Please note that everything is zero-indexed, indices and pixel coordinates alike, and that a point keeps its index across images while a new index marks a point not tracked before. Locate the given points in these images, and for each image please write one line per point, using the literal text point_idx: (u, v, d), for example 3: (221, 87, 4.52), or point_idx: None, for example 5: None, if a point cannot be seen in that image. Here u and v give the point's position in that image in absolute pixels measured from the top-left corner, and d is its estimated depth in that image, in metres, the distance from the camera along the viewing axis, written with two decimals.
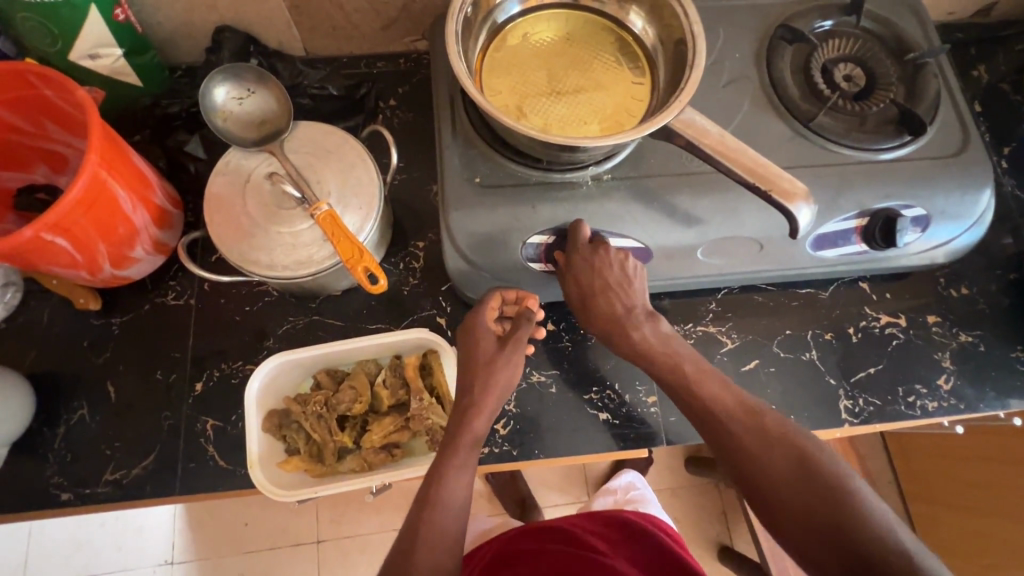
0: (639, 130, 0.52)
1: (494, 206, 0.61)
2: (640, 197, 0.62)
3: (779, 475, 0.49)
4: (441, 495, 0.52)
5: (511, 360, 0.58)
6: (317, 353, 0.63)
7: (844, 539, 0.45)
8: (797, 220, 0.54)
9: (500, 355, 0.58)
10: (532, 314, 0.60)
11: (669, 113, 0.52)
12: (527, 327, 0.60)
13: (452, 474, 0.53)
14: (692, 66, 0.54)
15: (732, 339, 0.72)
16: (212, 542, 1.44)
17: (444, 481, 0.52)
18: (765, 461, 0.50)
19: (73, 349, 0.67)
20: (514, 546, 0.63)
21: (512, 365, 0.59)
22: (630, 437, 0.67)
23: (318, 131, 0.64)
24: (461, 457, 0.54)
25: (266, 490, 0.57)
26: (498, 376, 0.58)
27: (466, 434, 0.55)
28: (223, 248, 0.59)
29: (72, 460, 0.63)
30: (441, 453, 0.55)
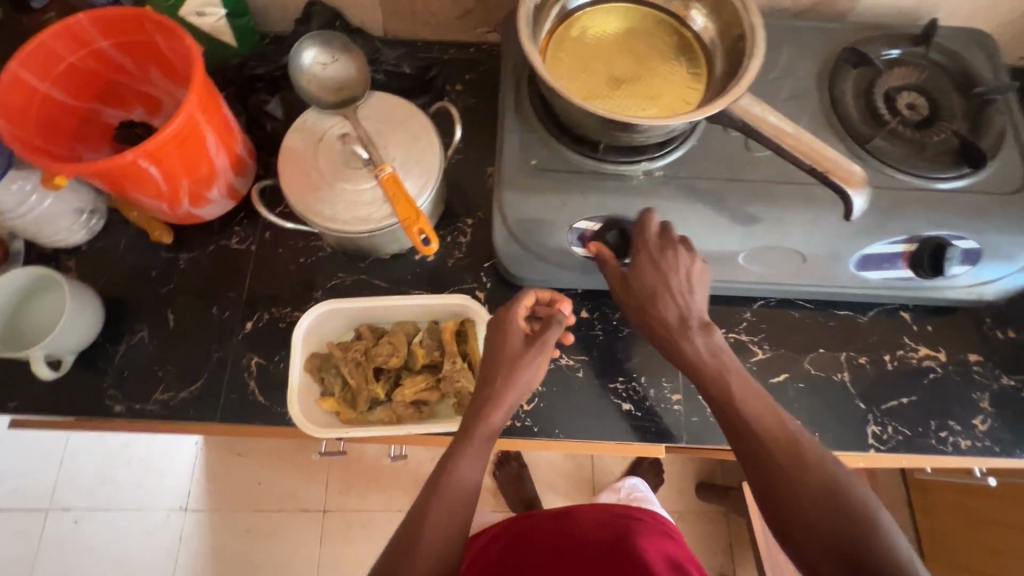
0: (699, 113, 0.54)
1: (547, 188, 0.64)
2: (688, 197, 0.64)
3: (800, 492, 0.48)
4: (452, 481, 0.53)
5: (534, 360, 0.58)
6: (365, 307, 0.67)
7: (862, 561, 0.44)
8: (853, 204, 0.56)
9: (525, 353, 0.58)
10: (562, 318, 0.60)
11: (724, 99, 0.54)
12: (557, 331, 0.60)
13: (466, 461, 0.54)
14: (752, 56, 0.56)
15: (763, 349, 0.71)
16: (225, 495, 1.52)
17: (456, 467, 0.54)
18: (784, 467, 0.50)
19: (142, 277, 0.72)
20: (513, 529, 0.73)
21: (536, 365, 0.58)
22: (651, 431, 0.68)
23: (389, 103, 0.69)
24: (474, 447, 0.55)
25: (301, 424, 0.61)
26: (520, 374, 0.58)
27: (483, 424, 0.56)
28: (291, 198, 0.64)
29: (128, 377, 0.68)
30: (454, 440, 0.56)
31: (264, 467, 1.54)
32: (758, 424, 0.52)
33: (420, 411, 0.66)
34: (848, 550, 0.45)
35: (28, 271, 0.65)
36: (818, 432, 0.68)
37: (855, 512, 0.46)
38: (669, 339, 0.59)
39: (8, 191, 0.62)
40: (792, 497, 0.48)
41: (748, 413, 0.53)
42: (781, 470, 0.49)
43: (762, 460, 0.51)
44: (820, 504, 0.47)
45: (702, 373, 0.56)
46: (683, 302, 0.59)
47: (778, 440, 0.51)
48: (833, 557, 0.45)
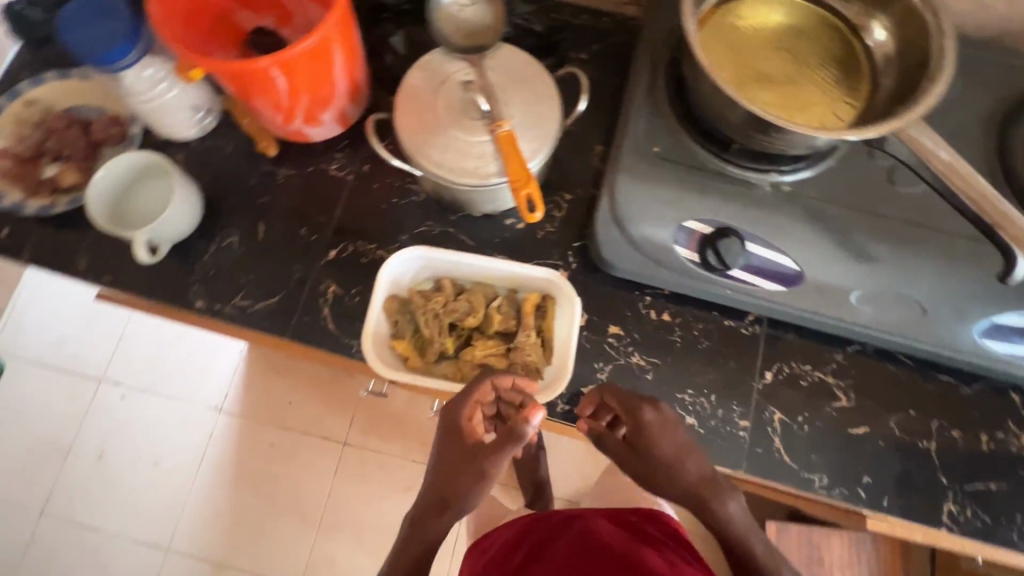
0: (864, 133, 0.49)
1: (665, 180, 0.61)
2: (813, 220, 0.60)
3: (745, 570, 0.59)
4: (466, 503, 0.61)
5: (479, 479, 0.58)
6: (453, 261, 0.67)
7: None
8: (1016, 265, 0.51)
9: (475, 468, 0.59)
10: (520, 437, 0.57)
11: (894, 123, 0.49)
12: (514, 444, 0.58)
13: (479, 487, 0.60)
14: (936, 81, 0.50)
15: (849, 397, 0.66)
16: (258, 407, 1.59)
17: (462, 495, 0.60)
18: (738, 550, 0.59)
19: (241, 183, 0.73)
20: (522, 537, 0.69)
21: (489, 477, 0.59)
22: (712, 451, 0.65)
23: (518, 59, 0.66)
24: (466, 483, 0.60)
25: (374, 361, 0.61)
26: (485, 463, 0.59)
27: (478, 482, 0.59)
28: (403, 136, 0.63)
29: (213, 276, 0.70)
30: (455, 471, 0.60)
31: (297, 389, 1.59)
32: (743, 542, 0.59)
33: (483, 373, 0.67)
34: None
35: (146, 156, 0.66)
36: (887, 496, 0.63)
37: None
38: (665, 470, 0.61)
39: (139, 75, 0.64)
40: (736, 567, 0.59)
41: (717, 511, 0.60)
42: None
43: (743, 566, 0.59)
44: None
45: (689, 493, 0.60)
46: (677, 441, 0.61)
47: (761, 558, 0.59)
48: None
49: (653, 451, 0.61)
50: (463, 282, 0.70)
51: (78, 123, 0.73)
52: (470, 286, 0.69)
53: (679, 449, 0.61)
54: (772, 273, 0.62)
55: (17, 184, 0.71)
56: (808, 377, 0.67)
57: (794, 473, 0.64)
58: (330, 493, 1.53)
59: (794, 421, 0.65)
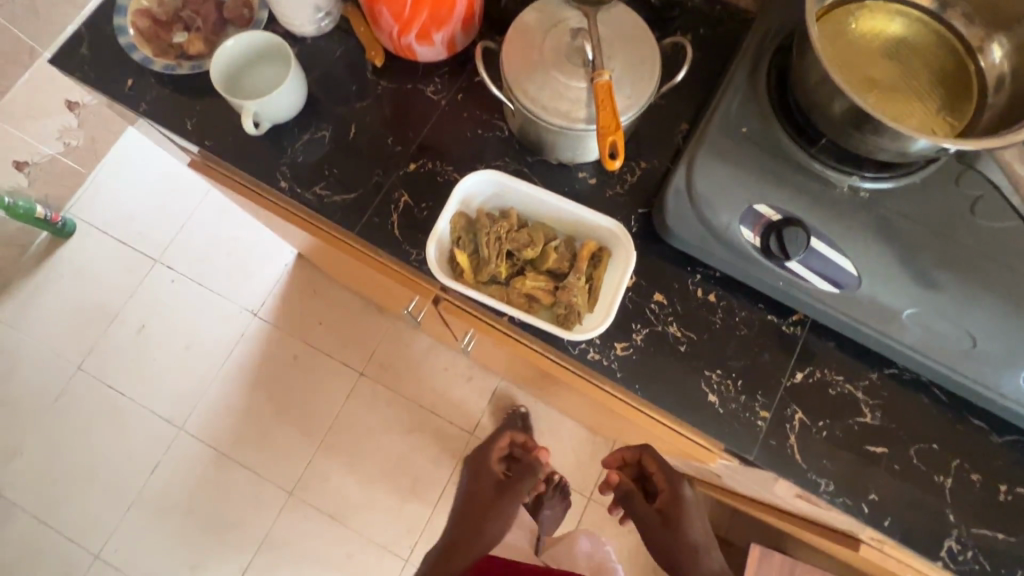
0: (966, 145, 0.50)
1: (745, 161, 0.63)
2: (882, 234, 0.61)
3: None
4: (475, 542, 0.81)
5: (510, 501, 0.87)
6: (525, 194, 0.70)
7: None
8: None
9: (499, 501, 0.87)
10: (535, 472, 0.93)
11: (997, 141, 0.49)
12: (530, 478, 0.92)
13: (496, 524, 0.84)
14: None
15: (873, 416, 0.66)
16: (289, 320, 1.67)
17: (483, 532, 0.82)
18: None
19: (343, 85, 0.78)
20: None
21: (501, 520, 0.84)
22: (726, 433, 0.66)
23: (631, 19, 0.68)
24: (495, 523, 0.83)
25: (433, 265, 0.66)
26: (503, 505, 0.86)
27: (505, 501, 0.87)
28: (507, 67, 0.67)
29: (301, 162, 0.75)
30: (487, 522, 0.83)
31: (329, 312, 1.67)
32: None
33: (527, 305, 0.69)
34: None
35: (268, 38, 0.72)
36: (890, 518, 0.64)
37: None
38: (676, 555, 0.73)
39: None
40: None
41: None
42: None
43: None
44: None
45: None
46: (704, 530, 0.75)
47: None
48: None
49: (682, 527, 0.74)
50: (527, 218, 0.73)
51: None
52: (533, 223, 0.72)
53: (700, 534, 0.75)
54: (830, 271, 0.62)
55: (150, 41, 0.78)
56: (837, 387, 0.67)
57: (802, 472, 0.65)
58: (338, 416, 1.60)
59: (813, 424, 0.66)
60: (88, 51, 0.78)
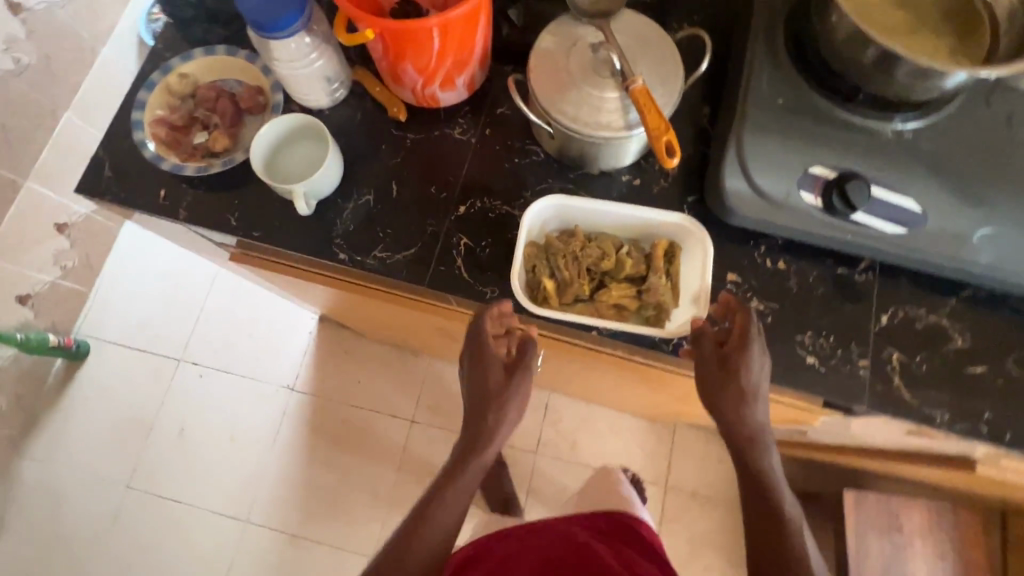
0: (1007, 69, 0.52)
1: (790, 131, 0.66)
2: (933, 169, 0.64)
3: (771, 524, 0.60)
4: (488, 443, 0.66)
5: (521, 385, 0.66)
6: (587, 210, 0.73)
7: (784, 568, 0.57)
8: None
9: (507, 387, 0.66)
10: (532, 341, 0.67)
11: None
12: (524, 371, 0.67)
13: (503, 425, 0.67)
14: None
15: (963, 338, 0.69)
16: (326, 385, 1.65)
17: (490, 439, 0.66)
18: (766, 492, 0.62)
19: (372, 147, 0.79)
20: None
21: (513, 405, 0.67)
22: (834, 389, 0.68)
23: (641, 22, 0.71)
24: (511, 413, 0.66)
25: (523, 300, 0.68)
26: (498, 427, 0.66)
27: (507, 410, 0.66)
28: (539, 93, 0.68)
29: (354, 231, 0.75)
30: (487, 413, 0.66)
31: (365, 368, 1.65)
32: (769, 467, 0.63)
33: (617, 314, 0.72)
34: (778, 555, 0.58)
35: (301, 119, 0.72)
36: (1009, 431, 0.66)
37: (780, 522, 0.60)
38: (736, 390, 0.62)
39: (298, 44, 0.70)
40: (770, 521, 0.60)
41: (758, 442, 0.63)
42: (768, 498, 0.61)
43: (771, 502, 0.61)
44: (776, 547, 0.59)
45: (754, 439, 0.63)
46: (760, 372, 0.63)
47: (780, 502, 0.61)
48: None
49: (740, 368, 0.62)
50: (590, 231, 0.75)
51: (226, 94, 0.79)
52: (598, 235, 0.75)
53: (760, 372, 0.63)
54: (896, 215, 0.65)
55: (174, 149, 0.78)
56: (922, 320, 0.69)
57: (916, 409, 0.67)
58: (400, 467, 1.58)
59: (912, 361, 0.68)
60: (112, 173, 0.78)
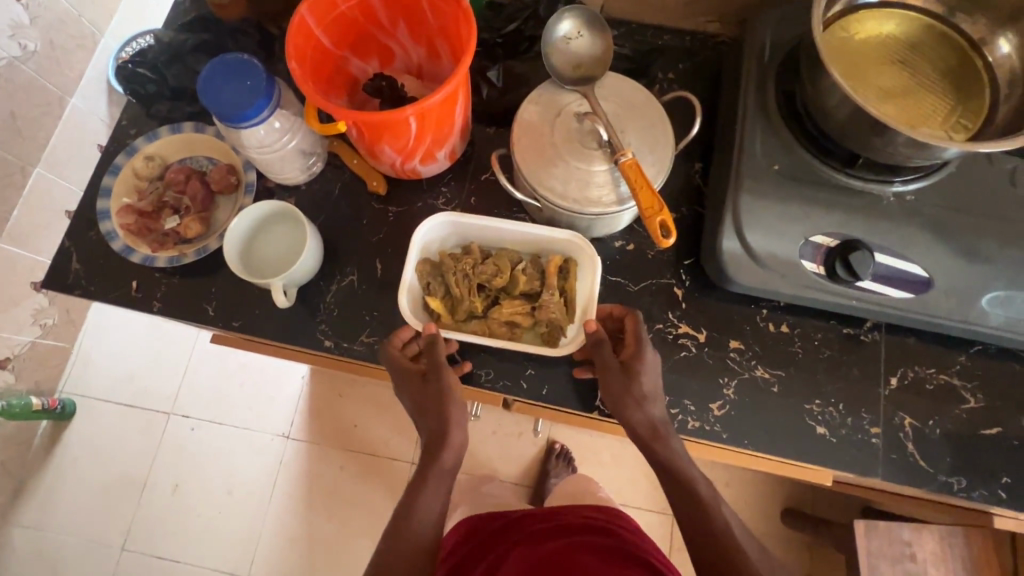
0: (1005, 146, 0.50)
1: (787, 195, 0.63)
2: (938, 232, 0.62)
3: (698, 519, 0.58)
4: (417, 494, 0.59)
5: (439, 390, 0.61)
6: (481, 225, 0.68)
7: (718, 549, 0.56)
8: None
9: (427, 381, 0.62)
10: (437, 335, 0.62)
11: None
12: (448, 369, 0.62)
13: (452, 428, 0.60)
14: None
15: (976, 398, 0.67)
16: (321, 430, 1.60)
17: (447, 426, 0.60)
18: (678, 480, 0.60)
19: (353, 223, 0.75)
20: None
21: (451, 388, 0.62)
22: (847, 460, 0.65)
23: (628, 86, 0.68)
24: (457, 412, 0.61)
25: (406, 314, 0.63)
26: (452, 417, 0.60)
27: (451, 430, 0.60)
28: (524, 168, 0.65)
29: (339, 315, 0.72)
30: (433, 417, 0.61)
31: (361, 411, 1.60)
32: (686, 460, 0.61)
33: (510, 333, 0.67)
34: (705, 532, 0.57)
35: (273, 204, 0.69)
36: None
37: (698, 499, 0.59)
38: (637, 395, 0.60)
39: (268, 129, 0.66)
40: (689, 501, 0.60)
41: (663, 434, 0.61)
42: (680, 488, 0.60)
43: (687, 489, 0.60)
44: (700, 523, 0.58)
45: (662, 435, 0.60)
46: (655, 376, 0.61)
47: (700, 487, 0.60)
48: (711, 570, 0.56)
49: (636, 371, 0.60)
50: (489, 248, 0.71)
51: (195, 173, 0.75)
52: (497, 251, 0.70)
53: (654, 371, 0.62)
54: (901, 281, 0.62)
55: (142, 236, 0.73)
56: (933, 381, 0.67)
57: (930, 476, 0.64)
58: None
59: (925, 425, 0.66)
60: (82, 264, 0.74)
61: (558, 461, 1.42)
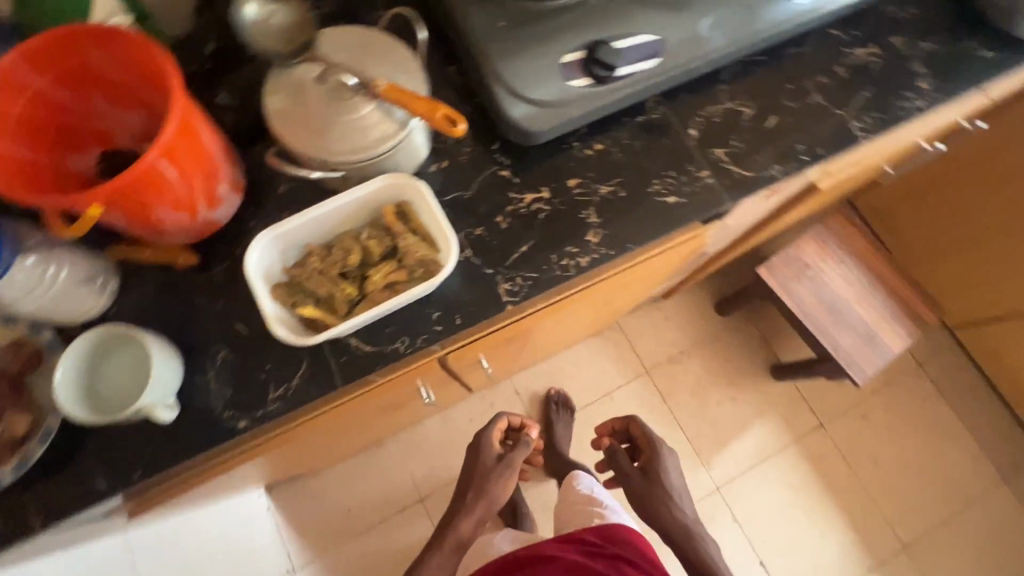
0: None
1: (522, 40, 0.70)
2: (641, 0, 0.72)
3: (687, 536, 0.92)
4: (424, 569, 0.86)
5: (502, 474, 0.91)
6: (305, 224, 0.66)
7: (695, 551, 0.91)
8: None
9: (497, 466, 0.92)
10: (528, 442, 0.96)
11: None
12: (522, 449, 0.94)
13: (485, 499, 0.89)
14: None
15: (749, 105, 0.80)
16: (320, 539, 1.47)
17: (457, 521, 0.89)
18: (687, 554, 0.92)
19: (188, 307, 0.70)
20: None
21: (506, 474, 0.91)
22: (702, 207, 0.75)
23: (345, 32, 0.69)
24: (469, 518, 0.89)
25: (288, 337, 0.60)
26: (489, 491, 0.90)
27: (455, 531, 0.88)
28: (305, 150, 0.65)
29: (235, 392, 0.67)
30: (456, 504, 0.91)
31: (346, 494, 1.50)
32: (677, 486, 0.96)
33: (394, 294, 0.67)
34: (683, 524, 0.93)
35: (99, 331, 0.62)
36: (819, 146, 0.79)
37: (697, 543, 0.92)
38: (647, 492, 0.96)
39: (24, 270, 0.58)
40: (685, 533, 0.93)
41: (676, 498, 0.95)
42: (671, 519, 0.93)
43: (683, 535, 0.93)
44: (685, 529, 0.93)
45: (666, 497, 0.95)
46: (667, 480, 0.96)
47: (683, 528, 0.93)
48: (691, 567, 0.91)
49: (654, 474, 0.97)
50: (328, 240, 0.70)
51: None
52: (336, 239, 0.69)
53: (675, 479, 0.97)
54: (645, 53, 0.72)
55: None
56: (717, 113, 0.79)
57: (758, 178, 0.77)
58: None
59: (733, 147, 0.78)
60: None
61: (557, 410, 1.56)
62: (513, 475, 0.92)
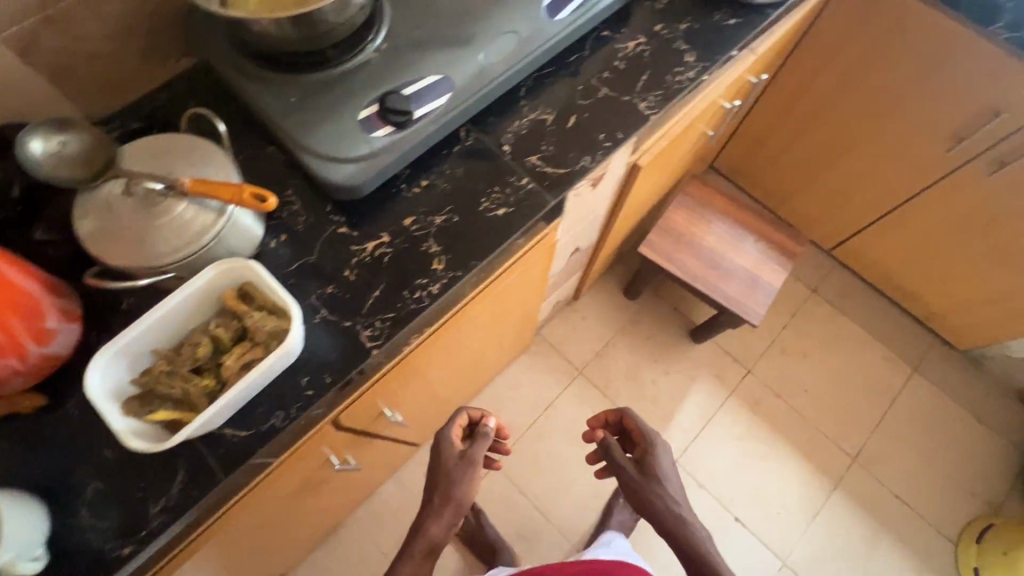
0: None
1: (318, 109, 0.76)
2: (418, 50, 0.80)
3: (678, 525, 0.87)
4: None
5: (463, 477, 0.83)
6: (145, 331, 0.66)
7: (689, 539, 0.85)
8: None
9: (457, 471, 0.84)
10: (483, 436, 0.87)
11: None
12: (481, 445, 0.86)
13: (450, 502, 0.82)
14: None
15: (549, 112, 0.89)
16: None
17: (425, 525, 0.81)
18: (681, 541, 0.86)
19: (47, 450, 0.67)
20: None
21: (468, 478, 0.84)
22: (530, 210, 0.82)
23: (148, 143, 0.73)
24: (434, 524, 0.81)
25: (146, 447, 0.60)
26: (455, 492, 0.82)
27: (423, 538, 0.80)
28: (128, 262, 0.66)
29: (114, 521, 0.65)
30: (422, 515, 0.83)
31: None
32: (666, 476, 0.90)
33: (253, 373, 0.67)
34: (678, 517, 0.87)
35: None
36: (617, 131, 0.88)
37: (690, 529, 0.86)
38: (635, 479, 0.91)
39: None
40: (675, 522, 0.87)
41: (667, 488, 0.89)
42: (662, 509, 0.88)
43: (674, 522, 0.87)
44: (678, 520, 0.87)
45: (655, 489, 0.89)
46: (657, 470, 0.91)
47: (671, 516, 0.88)
48: (685, 558, 0.85)
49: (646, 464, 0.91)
50: (179, 339, 0.70)
51: None
52: (187, 335, 0.70)
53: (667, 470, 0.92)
54: (436, 92, 0.78)
55: None
56: (522, 126, 0.87)
57: (572, 172, 0.85)
58: None
59: (544, 151, 0.86)
60: None
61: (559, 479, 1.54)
62: (477, 476, 0.85)
